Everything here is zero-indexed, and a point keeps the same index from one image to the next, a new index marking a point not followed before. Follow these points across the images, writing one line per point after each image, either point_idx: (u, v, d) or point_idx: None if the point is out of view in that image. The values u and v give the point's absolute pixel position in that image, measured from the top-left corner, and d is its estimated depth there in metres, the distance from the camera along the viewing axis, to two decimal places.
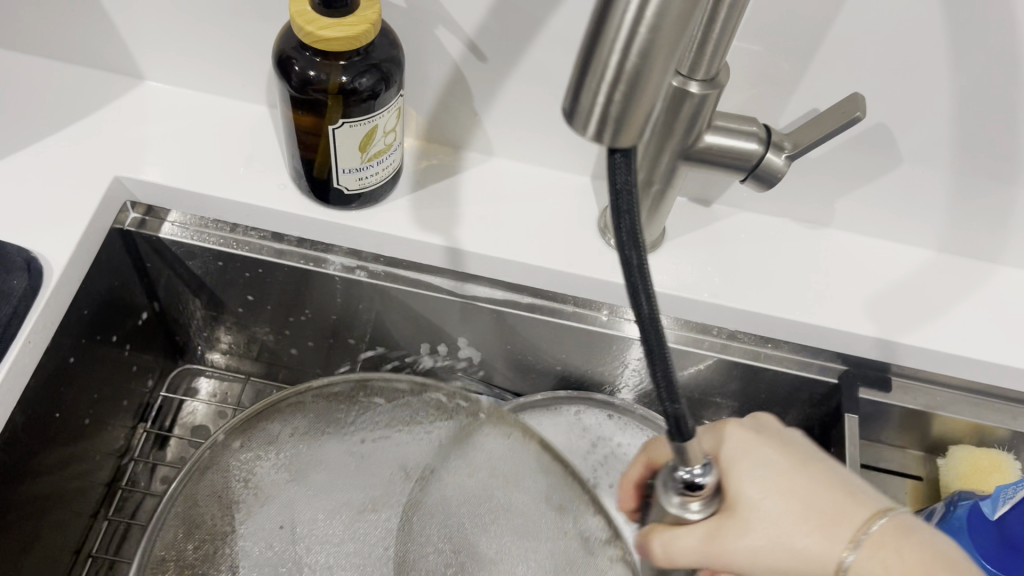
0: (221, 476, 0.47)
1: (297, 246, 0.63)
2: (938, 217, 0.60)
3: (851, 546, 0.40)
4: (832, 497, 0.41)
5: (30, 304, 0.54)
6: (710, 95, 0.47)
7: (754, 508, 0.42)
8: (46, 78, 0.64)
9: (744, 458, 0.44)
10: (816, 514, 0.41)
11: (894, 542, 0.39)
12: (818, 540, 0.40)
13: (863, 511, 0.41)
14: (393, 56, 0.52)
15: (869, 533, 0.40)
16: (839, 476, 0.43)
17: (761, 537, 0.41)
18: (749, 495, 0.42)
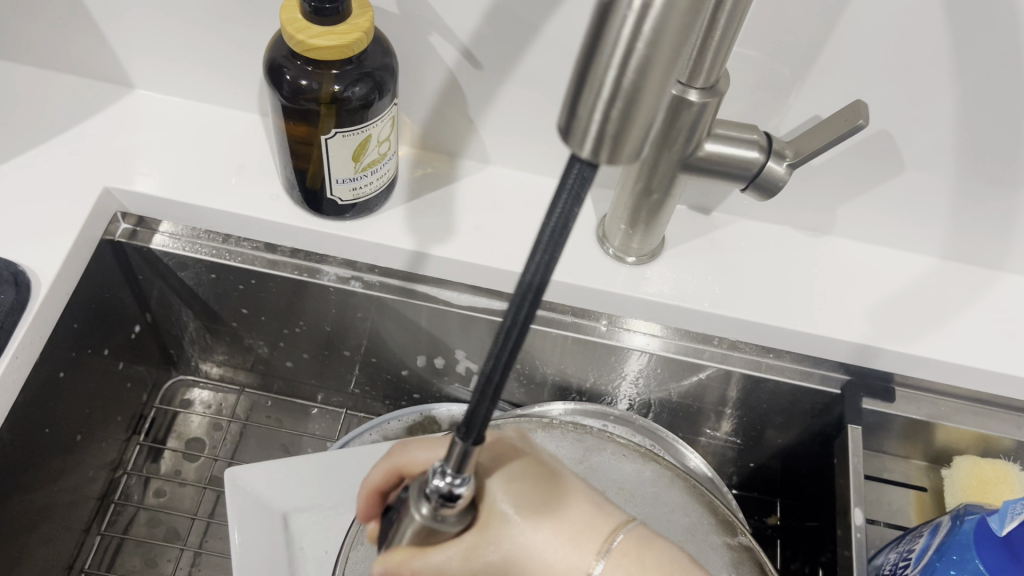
0: None
1: (290, 257, 0.62)
2: (941, 224, 0.59)
3: (598, 556, 0.38)
4: (588, 512, 0.39)
5: (17, 320, 0.53)
6: (710, 103, 0.46)
7: (504, 522, 0.37)
8: (35, 88, 0.63)
9: (499, 474, 0.38)
10: (575, 527, 0.38)
11: (639, 554, 0.38)
12: (567, 553, 0.37)
13: (606, 524, 0.39)
14: (386, 64, 0.51)
15: (620, 542, 0.38)
16: (582, 487, 0.40)
17: (513, 552, 0.37)
18: (500, 508, 0.37)
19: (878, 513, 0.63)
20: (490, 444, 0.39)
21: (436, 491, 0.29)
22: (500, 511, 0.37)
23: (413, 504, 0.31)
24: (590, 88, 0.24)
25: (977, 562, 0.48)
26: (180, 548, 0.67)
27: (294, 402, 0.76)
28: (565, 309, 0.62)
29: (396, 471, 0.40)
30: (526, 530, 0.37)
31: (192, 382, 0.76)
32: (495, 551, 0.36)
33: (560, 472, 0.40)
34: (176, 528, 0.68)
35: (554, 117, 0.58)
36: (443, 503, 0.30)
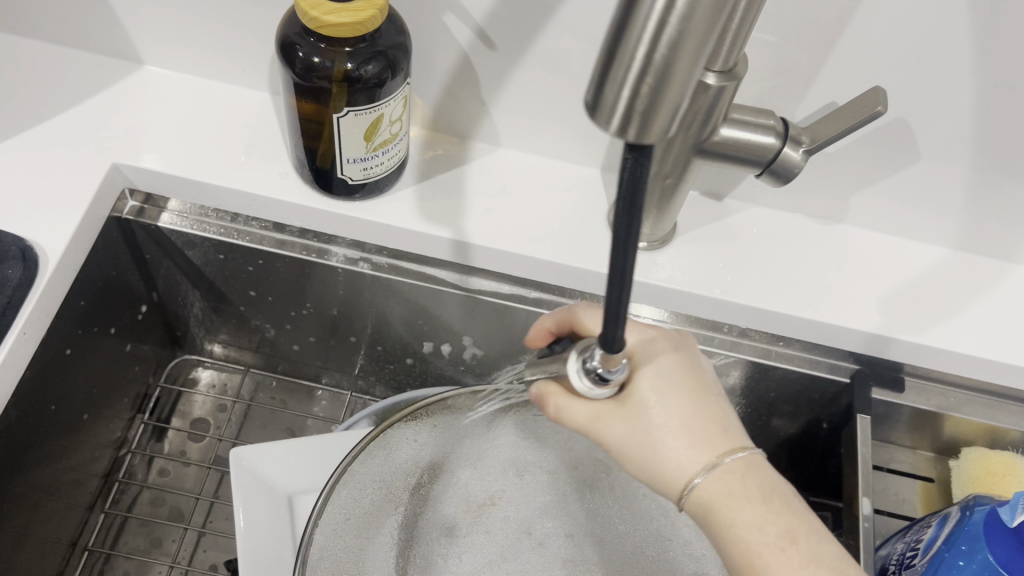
0: (375, 471, 0.51)
1: (299, 237, 0.62)
2: (955, 214, 0.59)
3: (708, 464, 0.41)
4: (711, 424, 0.42)
5: (25, 295, 0.53)
6: (728, 87, 0.45)
7: (641, 407, 0.42)
8: (42, 62, 0.62)
9: (648, 366, 0.43)
10: (699, 430, 0.42)
11: (745, 476, 0.41)
12: (680, 451, 0.41)
13: (727, 443, 0.42)
14: (400, 43, 0.50)
15: (737, 459, 0.41)
16: (721, 403, 0.43)
17: (636, 436, 0.42)
18: (642, 394, 0.42)
19: (883, 503, 0.63)
20: (658, 338, 0.45)
21: (595, 370, 0.36)
22: (641, 399, 0.42)
23: (572, 358, 0.38)
24: (619, 65, 0.25)
25: (986, 553, 0.49)
26: (184, 528, 0.67)
27: (298, 383, 0.76)
28: (576, 295, 0.61)
29: (571, 323, 0.47)
30: (649, 419, 0.42)
31: (196, 362, 0.76)
32: (625, 426, 0.42)
33: (709, 381, 0.44)
34: (180, 507, 0.68)
35: (567, 99, 0.57)
36: (593, 377, 0.37)
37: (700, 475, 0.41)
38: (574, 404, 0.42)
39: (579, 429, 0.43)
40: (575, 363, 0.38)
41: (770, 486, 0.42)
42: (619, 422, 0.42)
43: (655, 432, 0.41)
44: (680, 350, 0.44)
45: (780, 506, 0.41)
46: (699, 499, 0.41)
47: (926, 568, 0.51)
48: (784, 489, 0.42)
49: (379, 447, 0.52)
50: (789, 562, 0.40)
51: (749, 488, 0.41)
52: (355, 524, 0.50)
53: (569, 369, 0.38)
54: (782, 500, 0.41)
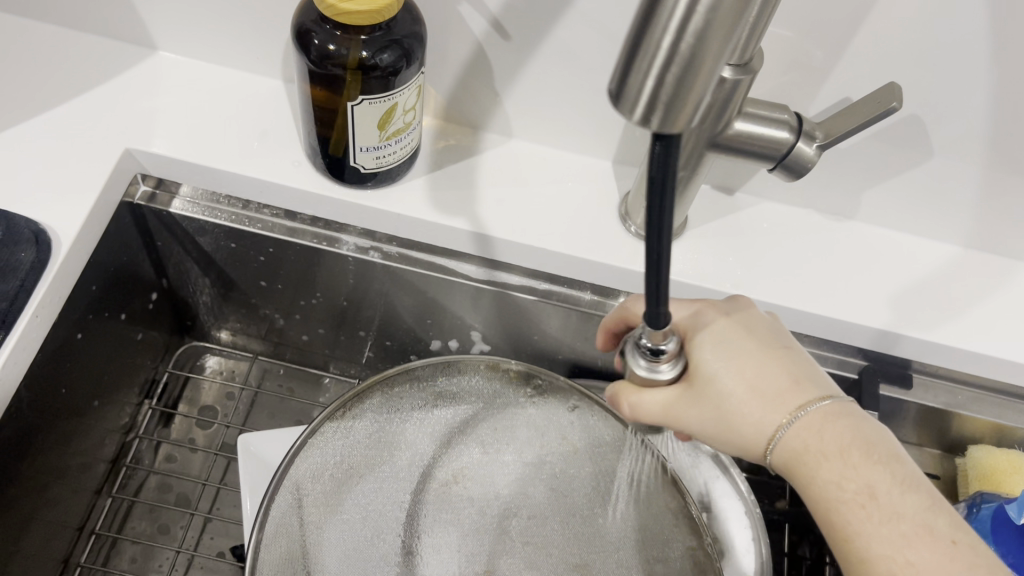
0: (340, 438, 0.54)
1: (310, 225, 0.62)
2: (966, 212, 0.59)
3: (785, 420, 0.42)
4: (780, 381, 0.43)
5: (38, 279, 0.53)
6: (742, 81, 0.44)
7: (707, 380, 0.44)
8: (56, 47, 0.62)
9: (707, 337, 0.45)
10: (767, 389, 0.43)
11: (821, 426, 0.42)
12: (754, 416, 0.43)
13: (799, 396, 0.43)
14: (416, 32, 0.50)
15: (811, 411, 0.42)
16: (792, 358, 0.44)
17: (710, 410, 0.43)
18: (706, 369, 0.44)
19: None
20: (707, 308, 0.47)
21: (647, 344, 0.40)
22: (707, 371, 0.44)
23: (631, 357, 0.42)
24: (645, 54, 0.25)
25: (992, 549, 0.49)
26: (190, 514, 0.67)
27: (307, 371, 0.76)
28: (585, 287, 0.62)
29: (624, 318, 0.49)
30: (717, 390, 0.43)
31: (205, 349, 0.76)
32: (699, 405, 0.44)
33: (773, 339, 0.45)
34: (186, 494, 0.68)
35: (580, 90, 0.57)
36: (653, 357, 0.41)
37: (778, 432, 0.42)
38: (643, 396, 0.44)
39: (658, 420, 0.45)
40: (634, 358, 0.42)
41: (852, 429, 0.42)
42: (691, 402, 0.44)
43: (726, 400, 0.43)
44: (731, 315, 0.46)
45: (863, 449, 0.41)
46: (783, 455, 0.43)
47: None
48: (869, 436, 0.42)
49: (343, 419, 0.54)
50: (869, 518, 0.40)
51: (828, 442, 0.42)
52: (318, 490, 0.52)
53: (640, 370, 0.42)
54: (863, 449, 0.41)
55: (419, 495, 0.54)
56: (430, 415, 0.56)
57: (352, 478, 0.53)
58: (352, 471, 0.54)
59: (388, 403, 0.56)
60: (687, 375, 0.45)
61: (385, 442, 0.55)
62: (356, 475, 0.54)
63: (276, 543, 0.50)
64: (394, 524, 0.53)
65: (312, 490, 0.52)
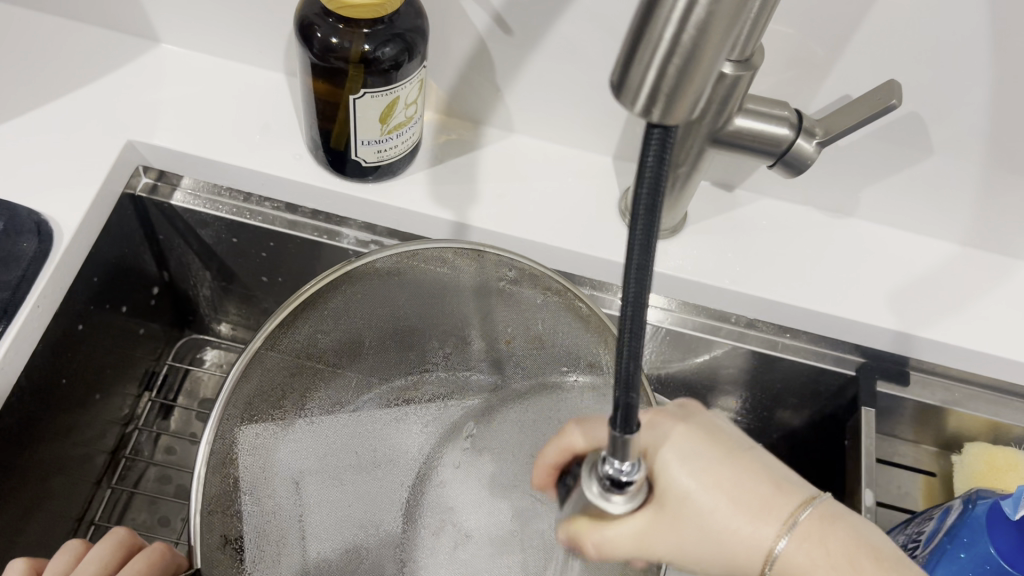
0: (283, 352, 0.52)
1: (311, 218, 0.62)
2: (965, 210, 0.59)
3: (781, 533, 0.39)
4: (762, 486, 0.40)
5: (40, 269, 0.53)
6: (743, 76, 0.44)
7: (682, 499, 0.40)
8: (59, 38, 0.62)
9: (674, 455, 0.40)
10: (749, 501, 0.40)
11: (822, 535, 0.39)
12: (747, 530, 0.39)
13: (788, 502, 0.40)
14: (418, 26, 0.50)
15: (804, 519, 0.39)
16: (758, 459, 0.41)
17: (691, 530, 0.40)
18: (677, 487, 0.40)
19: (886, 496, 0.64)
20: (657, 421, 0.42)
21: (604, 474, 0.32)
22: (681, 487, 0.40)
23: (586, 483, 0.34)
24: (647, 45, 0.26)
25: (988, 546, 0.49)
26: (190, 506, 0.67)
27: None
28: (584, 282, 0.61)
29: (570, 450, 0.43)
30: (693, 505, 0.40)
31: (205, 341, 0.76)
32: (676, 526, 0.40)
33: (734, 440, 0.42)
34: (185, 485, 0.68)
35: (581, 85, 0.57)
36: (612, 486, 0.33)
37: (777, 544, 0.39)
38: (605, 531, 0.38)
39: (630, 552, 0.40)
40: (590, 484, 0.33)
41: (850, 534, 0.39)
42: (669, 523, 0.40)
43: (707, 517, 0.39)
44: (687, 418, 0.42)
45: (870, 555, 0.39)
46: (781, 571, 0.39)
47: (928, 560, 0.52)
48: (870, 540, 0.39)
49: (289, 344, 0.52)
50: None
51: (833, 556, 0.39)
52: (268, 427, 0.51)
53: (593, 498, 0.33)
54: (873, 557, 0.39)
55: (366, 400, 0.56)
56: (375, 319, 0.56)
57: (295, 391, 0.53)
58: (295, 385, 0.53)
59: (342, 326, 0.55)
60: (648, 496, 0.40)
61: (335, 378, 0.55)
62: (299, 389, 0.53)
63: (242, 484, 0.49)
64: (347, 433, 0.55)
65: (261, 427, 0.51)
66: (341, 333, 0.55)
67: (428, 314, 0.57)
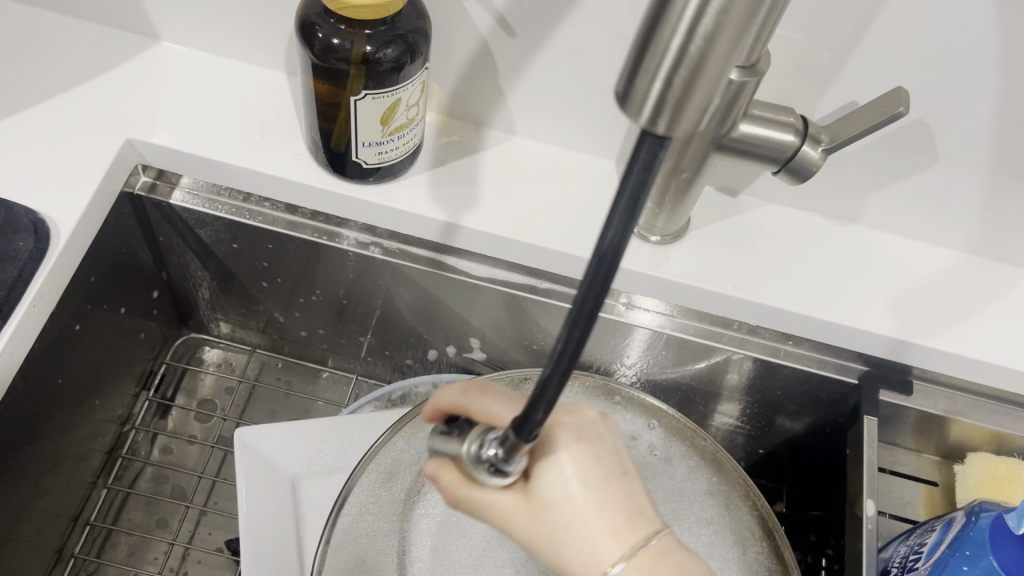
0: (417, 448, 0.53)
1: (311, 219, 0.62)
2: (972, 218, 0.58)
3: (620, 558, 0.36)
4: (620, 521, 0.37)
5: (36, 269, 0.52)
6: (749, 82, 0.44)
7: (546, 504, 0.37)
8: (59, 35, 0.62)
9: (552, 467, 0.37)
10: (611, 517, 0.37)
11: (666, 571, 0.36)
12: (604, 537, 0.36)
13: (639, 531, 0.37)
14: (420, 27, 0.50)
15: (644, 553, 0.36)
16: (629, 486, 0.38)
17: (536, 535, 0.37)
18: (542, 485, 0.37)
19: (887, 505, 0.63)
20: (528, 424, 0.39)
21: (485, 459, 0.31)
22: (545, 470, 0.37)
23: (465, 442, 0.32)
24: (654, 53, 0.25)
25: (992, 559, 0.49)
26: (186, 506, 0.67)
27: (305, 365, 0.76)
28: None
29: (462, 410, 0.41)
30: (556, 503, 0.37)
31: (203, 341, 0.76)
32: (534, 521, 0.37)
33: (620, 460, 0.39)
34: (182, 486, 0.68)
35: (584, 88, 0.57)
36: (487, 469, 0.31)
37: (616, 566, 0.36)
38: (473, 493, 0.36)
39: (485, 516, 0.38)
40: (467, 444, 0.32)
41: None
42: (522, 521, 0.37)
43: (567, 519, 0.37)
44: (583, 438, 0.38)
45: None
46: None
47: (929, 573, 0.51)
48: None
49: (420, 425, 0.54)
50: None
51: None
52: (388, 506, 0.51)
53: (463, 456, 0.32)
54: None
55: None
56: None
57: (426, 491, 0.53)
58: None
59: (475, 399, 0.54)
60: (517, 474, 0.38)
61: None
62: None
63: (344, 550, 0.49)
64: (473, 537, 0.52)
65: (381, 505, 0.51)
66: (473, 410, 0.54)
67: None
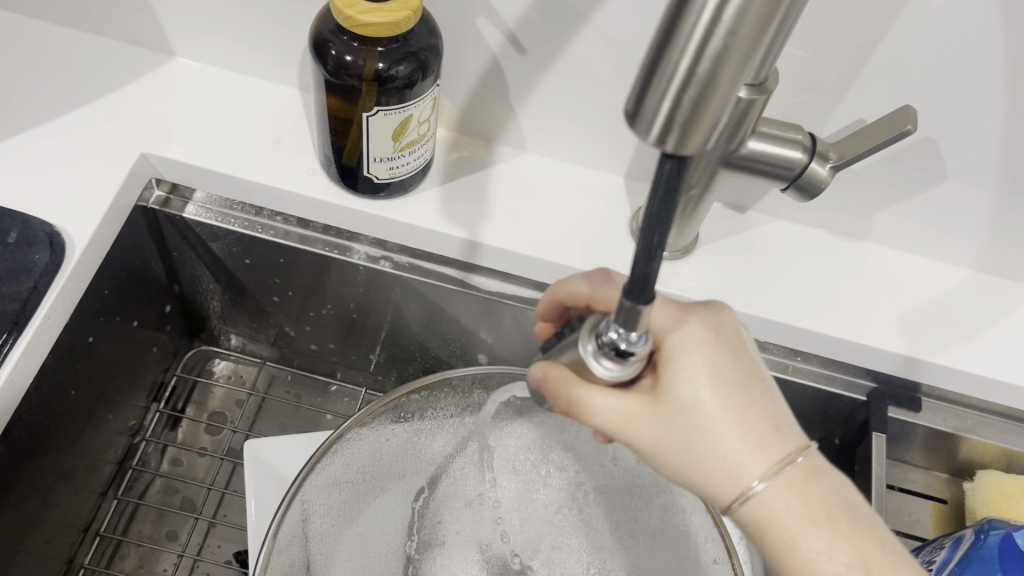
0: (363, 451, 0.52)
1: (322, 233, 0.62)
2: (980, 236, 0.59)
3: (763, 475, 0.38)
4: (769, 426, 0.39)
5: (51, 281, 0.53)
6: (758, 100, 0.44)
7: (682, 396, 0.39)
8: (76, 50, 0.63)
9: (690, 344, 0.39)
10: (752, 430, 0.38)
11: (806, 484, 0.39)
12: (747, 454, 0.38)
13: (786, 446, 0.39)
14: (432, 45, 0.50)
15: (796, 467, 0.39)
16: (769, 392, 0.40)
17: (686, 430, 0.39)
18: (673, 384, 0.39)
19: (896, 523, 0.63)
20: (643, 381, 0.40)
21: (608, 341, 0.33)
22: (672, 379, 0.39)
23: (591, 356, 0.35)
24: (663, 73, 0.25)
25: None
26: (195, 518, 0.67)
27: (314, 378, 0.76)
28: None
29: (557, 302, 0.47)
30: (684, 419, 0.39)
31: (213, 353, 0.76)
32: (663, 424, 0.39)
33: (754, 365, 0.40)
34: (191, 497, 0.68)
35: (593, 106, 0.57)
36: (616, 353, 0.33)
37: (758, 484, 0.38)
38: (582, 394, 0.38)
39: (606, 427, 0.39)
40: (590, 344, 0.35)
41: (828, 488, 0.39)
42: (664, 416, 0.39)
43: (705, 440, 0.38)
44: (721, 333, 0.40)
45: (842, 510, 0.39)
46: (749, 511, 0.39)
47: None
48: (847, 496, 0.40)
49: (365, 432, 0.52)
50: None
51: (809, 510, 0.39)
52: (342, 493, 0.51)
53: (594, 359, 0.35)
54: (850, 518, 0.39)
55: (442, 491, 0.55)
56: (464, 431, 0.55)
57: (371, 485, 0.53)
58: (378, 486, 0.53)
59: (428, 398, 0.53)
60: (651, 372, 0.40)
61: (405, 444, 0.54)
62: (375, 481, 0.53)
63: (287, 553, 0.48)
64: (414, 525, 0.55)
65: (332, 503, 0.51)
66: (418, 410, 0.53)
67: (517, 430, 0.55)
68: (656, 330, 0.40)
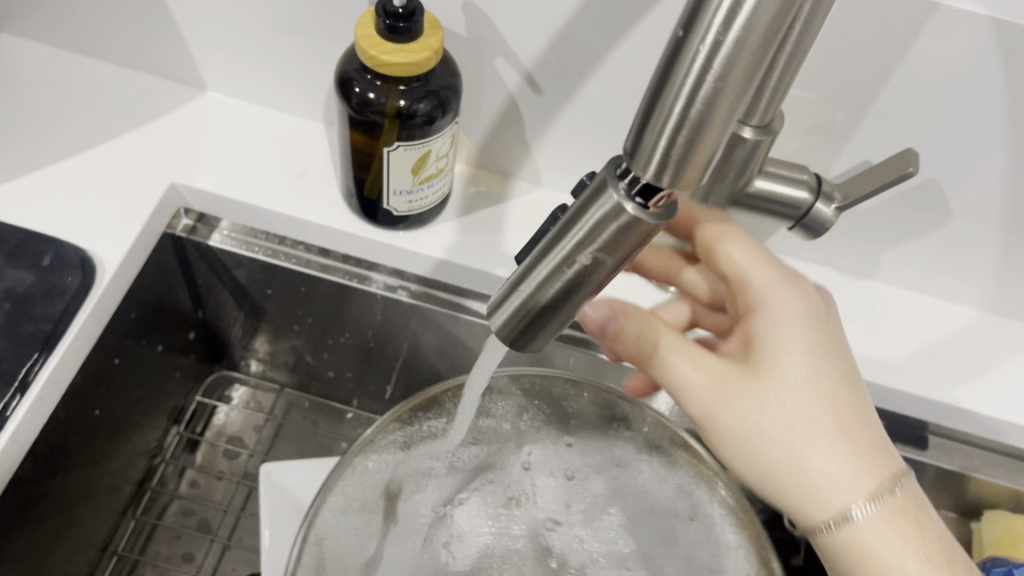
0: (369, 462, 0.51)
1: (342, 263, 0.64)
2: (986, 276, 0.60)
3: (867, 501, 0.41)
4: (873, 453, 0.42)
5: (82, 304, 0.55)
6: (764, 142, 0.44)
7: (774, 370, 0.43)
8: (112, 84, 0.66)
9: (778, 322, 0.44)
10: (862, 457, 0.42)
11: (910, 513, 0.42)
12: (843, 465, 0.42)
13: (889, 471, 0.42)
14: (451, 84, 0.52)
15: (899, 493, 0.42)
16: (869, 407, 0.44)
17: (781, 413, 0.42)
18: (773, 358, 0.43)
19: None
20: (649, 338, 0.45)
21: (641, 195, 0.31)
22: (774, 360, 0.43)
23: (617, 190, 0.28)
24: (658, 117, 0.27)
25: None
26: (211, 540, 0.68)
27: (331, 405, 0.78)
28: None
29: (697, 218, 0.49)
30: (773, 394, 0.43)
31: (233, 379, 0.78)
32: (745, 397, 0.43)
33: (846, 353, 0.45)
34: (208, 519, 0.70)
35: (607, 143, 0.59)
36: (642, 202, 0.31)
37: (860, 508, 0.41)
38: (669, 357, 0.44)
39: (697, 411, 0.44)
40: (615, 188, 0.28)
41: (932, 527, 0.43)
42: (757, 385, 0.43)
43: (788, 445, 0.42)
44: (819, 318, 0.45)
45: (949, 559, 0.42)
46: (848, 532, 0.42)
47: None
48: (948, 544, 0.43)
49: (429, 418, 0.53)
50: None
51: (923, 543, 0.42)
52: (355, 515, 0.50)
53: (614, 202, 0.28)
54: (948, 560, 0.42)
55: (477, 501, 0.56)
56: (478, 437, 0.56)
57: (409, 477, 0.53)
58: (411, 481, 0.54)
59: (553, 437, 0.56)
60: (749, 356, 0.45)
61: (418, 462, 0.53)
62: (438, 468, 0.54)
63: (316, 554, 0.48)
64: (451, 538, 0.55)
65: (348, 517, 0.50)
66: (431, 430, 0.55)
67: (549, 432, 0.57)
68: (719, 251, 0.48)
